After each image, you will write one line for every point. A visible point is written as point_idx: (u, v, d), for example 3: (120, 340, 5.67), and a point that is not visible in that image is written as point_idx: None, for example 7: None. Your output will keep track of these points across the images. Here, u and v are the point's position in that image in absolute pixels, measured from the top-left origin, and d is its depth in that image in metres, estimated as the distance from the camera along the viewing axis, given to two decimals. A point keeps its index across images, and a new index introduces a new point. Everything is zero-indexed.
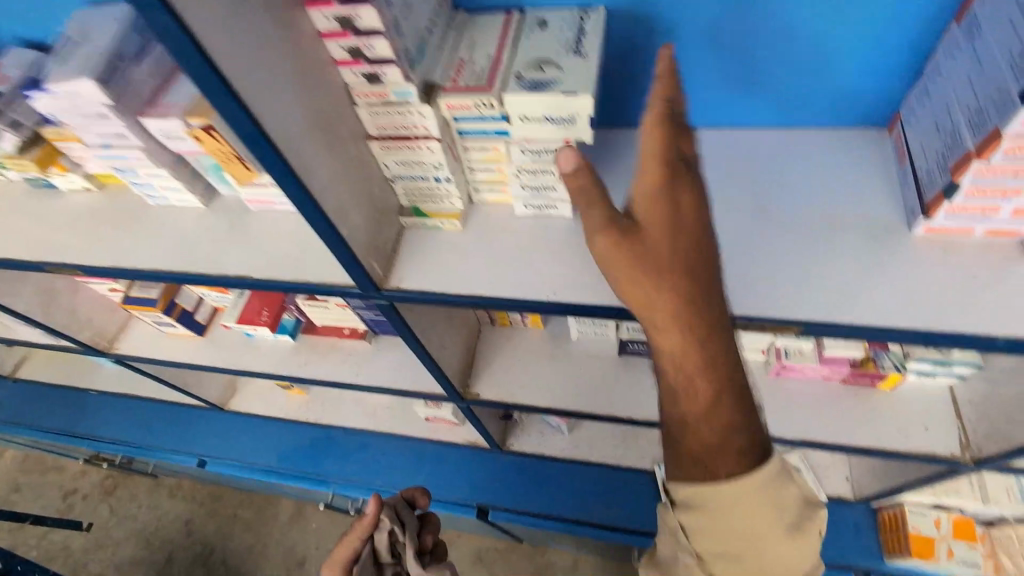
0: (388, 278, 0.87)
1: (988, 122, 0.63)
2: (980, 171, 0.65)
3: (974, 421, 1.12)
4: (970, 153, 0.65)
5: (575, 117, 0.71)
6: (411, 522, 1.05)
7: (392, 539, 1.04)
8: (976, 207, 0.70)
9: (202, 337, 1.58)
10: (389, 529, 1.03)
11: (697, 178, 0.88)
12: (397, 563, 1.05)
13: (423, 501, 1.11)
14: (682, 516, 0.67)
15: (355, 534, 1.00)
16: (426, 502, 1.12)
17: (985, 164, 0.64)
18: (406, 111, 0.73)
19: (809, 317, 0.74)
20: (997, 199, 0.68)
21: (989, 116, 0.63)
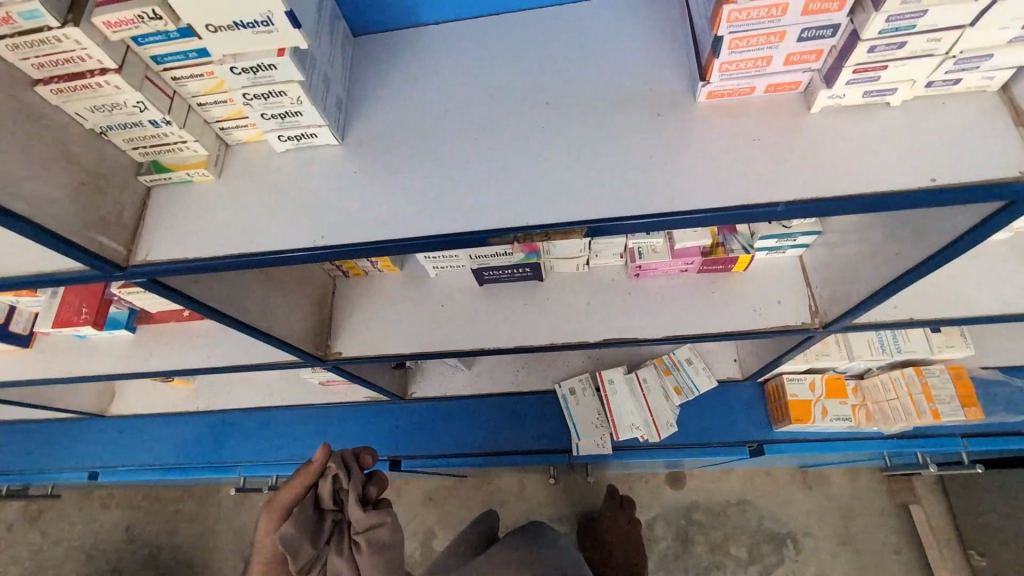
0: (134, 252, 0.74)
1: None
2: (734, 15, 0.57)
3: (819, 286, 1.12)
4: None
5: (273, 17, 0.58)
6: (359, 472, 0.81)
7: (335, 486, 0.80)
8: (748, 60, 0.63)
9: (30, 348, 1.39)
10: (332, 474, 0.80)
11: (475, 75, 0.76)
12: (342, 515, 0.81)
13: (371, 459, 0.84)
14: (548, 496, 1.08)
15: (298, 480, 0.84)
16: (374, 459, 0.85)
17: (736, 7, 0.56)
18: (54, 41, 0.57)
19: (594, 214, 0.66)
20: (763, 48, 0.61)
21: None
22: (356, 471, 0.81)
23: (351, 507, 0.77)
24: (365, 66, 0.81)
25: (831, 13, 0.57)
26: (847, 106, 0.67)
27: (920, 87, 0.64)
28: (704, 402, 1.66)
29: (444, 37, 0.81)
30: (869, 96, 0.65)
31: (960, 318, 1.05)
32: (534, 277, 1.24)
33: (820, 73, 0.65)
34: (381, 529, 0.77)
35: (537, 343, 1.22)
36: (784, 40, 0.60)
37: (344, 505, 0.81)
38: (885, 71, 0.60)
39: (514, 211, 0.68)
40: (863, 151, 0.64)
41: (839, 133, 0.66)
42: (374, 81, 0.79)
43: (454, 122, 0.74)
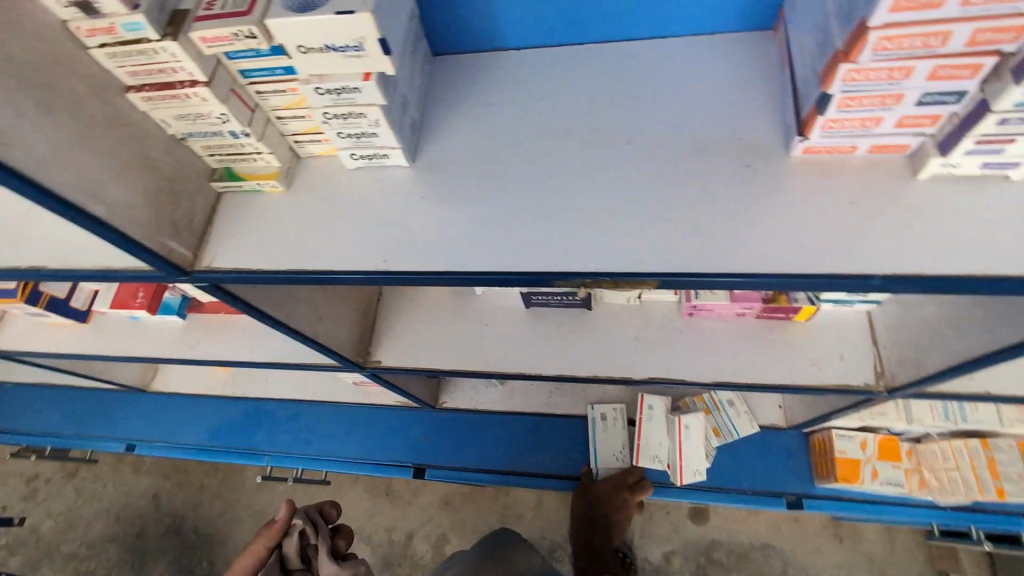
0: (200, 257, 0.74)
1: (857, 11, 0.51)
2: (851, 75, 0.53)
3: (888, 348, 1.07)
4: (839, 53, 0.53)
5: (364, 43, 0.57)
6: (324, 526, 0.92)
7: (302, 543, 0.90)
8: (855, 118, 0.58)
9: (87, 324, 1.44)
10: (299, 532, 0.90)
11: (554, 107, 0.74)
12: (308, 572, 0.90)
13: (334, 513, 0.97)
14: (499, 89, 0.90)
15: (259, 544, 0.89)
16: (338, 514, 0.96)
17: (855, 66, 0.52)
18: (151, 52, 0.57)
19: (669, 266, 0.63)
20: (876, 107, 0.57)
21: (858, 4, 0.51)
22: (321, 527, 0.92)
23: (323, 560, 0.86)
24: (442, 87, 0.80)
25: (958, 79, 0.52)
26: (957, 176, 0.62)
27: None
28: (743, 447, 1.59)
29: (523, 65, 0.79)
30: (986, 167, 0.60)
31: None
32: (583, 305, 1.21)
33: (932, 138, 0.60)
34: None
35: (580, 373, 1.19)
36: (900, 103, 0.56)
37: (310, 562, 0.90)
38: (1011, 145, 0.55)
39: (585, 254, 0.65)
40: (973, 227, 0.59)
41: (947, 204, 0.61)
42: (450, 104, 0.78)
43: (529, 154, 0.72)
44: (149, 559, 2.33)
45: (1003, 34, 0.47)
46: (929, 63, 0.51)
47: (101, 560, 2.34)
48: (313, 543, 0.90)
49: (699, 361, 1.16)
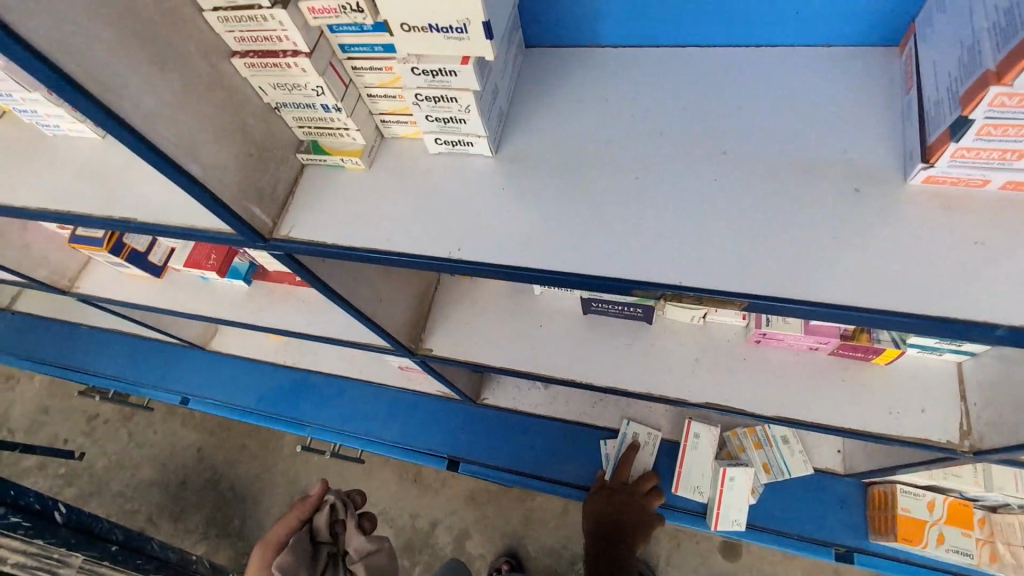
0: (279, 226, 0.75)
1: (1017, 28, 0.46)
2: (1000, 99, 0.48)
3: (978, 405, 0.97)
4: (986, 74, 0.47)
5: (468, 27, 0.56)
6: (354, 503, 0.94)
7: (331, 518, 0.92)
8: (995, 149, 0.52)
9: (161, 279, 1.51)
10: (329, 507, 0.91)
11: (647, 111, 0.71)
12: (334, 547, 0.91)
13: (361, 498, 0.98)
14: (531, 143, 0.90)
15: (291, 515, 0.91)
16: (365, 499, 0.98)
17: (1008, 90, 0.47)
18: (261, 19, 0.58)
19: (758, 288, 0.59)
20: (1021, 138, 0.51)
21: (1020, 20, 0.45)
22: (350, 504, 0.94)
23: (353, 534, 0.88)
24: (532, 80, 0.78)
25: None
26: None
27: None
28: (793, 488, 1.50)
29: (618, 64, 0.76)
30: None
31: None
32: (643, 318, 1.17)
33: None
34: (378, 552, 0.89)
35: (633, 388, 1.15)
36: None
37: (338, 537, 0.92)
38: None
39: (667, 266, 0.62)
40: None
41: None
42: (539, 98, 0.76)
43: (618, 156, 0.70)
44: (186, 510, 2.44)
45: None
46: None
47: (144, 503, 2.48)
48: (343, 520, 0.92)
49: (761, 392, 1.10)
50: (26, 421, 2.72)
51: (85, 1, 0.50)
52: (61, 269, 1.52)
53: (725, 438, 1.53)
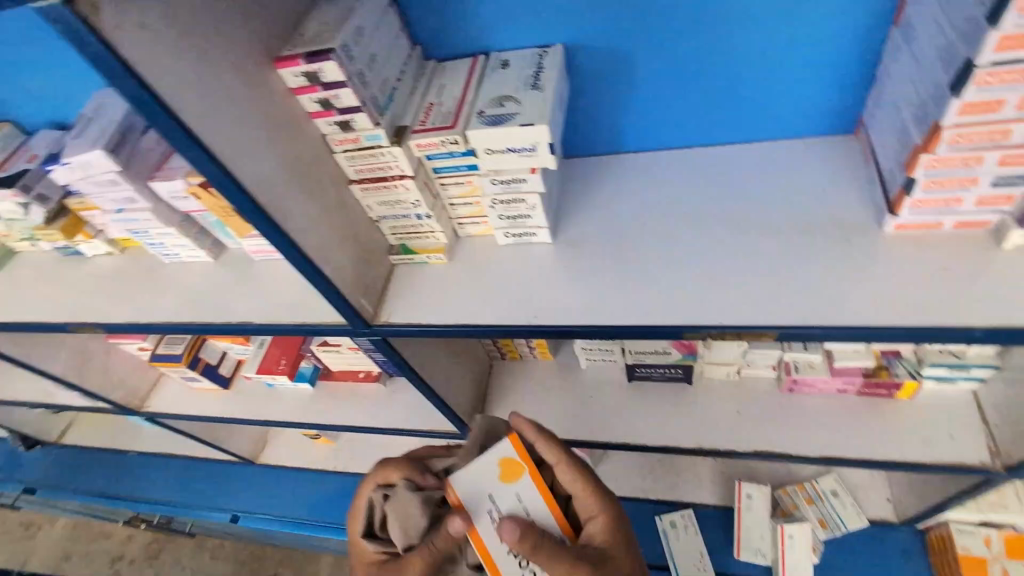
0: (378, 313, 0.90)
1: (929, 114, 0.65)
2: (931, 163, 0.66)
3: (999, 423, 1.08)
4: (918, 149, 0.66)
5: (537, 146, 0.75)
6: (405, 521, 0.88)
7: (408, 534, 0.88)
8: (939, 200, 0.70)
9: (228, 390, 1.62)
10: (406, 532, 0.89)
11: (668, 195, 0.91)
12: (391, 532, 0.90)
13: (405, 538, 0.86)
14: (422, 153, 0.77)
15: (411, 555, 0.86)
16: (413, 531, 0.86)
17: (934, 157, 0.65)
18: (380, 155, 0.77)
19: (789, 321, 0.73)
20: (957, 190, 0.68)
21: (930, 109, 0.65)
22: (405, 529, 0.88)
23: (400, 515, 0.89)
24: (571, 181, 0.98)
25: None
26: None
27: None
28: (854, 542, 1.52)
29: (638, 164, 0.97)
30: None
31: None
32: (684, 379, 1.30)
33: (1010, 215, 0.70)
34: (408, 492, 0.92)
35: (684, 445, 1.25)
36: (977, 185, 0.67)
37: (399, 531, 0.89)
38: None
39: (710, 311, 0.76)
40: None
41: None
42: (581, 196, 0.95)
43: (653, 233, 0.87)
44: None
45: None
46: (997, 153, 0.63)
47: None
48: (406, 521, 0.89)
49: (802, 436, 1.20)
50: (49, 567, 2.59)
51: (271, 151, 0.68)
52: (133, 390, 1.63)
53: (777, 496, 1.57)
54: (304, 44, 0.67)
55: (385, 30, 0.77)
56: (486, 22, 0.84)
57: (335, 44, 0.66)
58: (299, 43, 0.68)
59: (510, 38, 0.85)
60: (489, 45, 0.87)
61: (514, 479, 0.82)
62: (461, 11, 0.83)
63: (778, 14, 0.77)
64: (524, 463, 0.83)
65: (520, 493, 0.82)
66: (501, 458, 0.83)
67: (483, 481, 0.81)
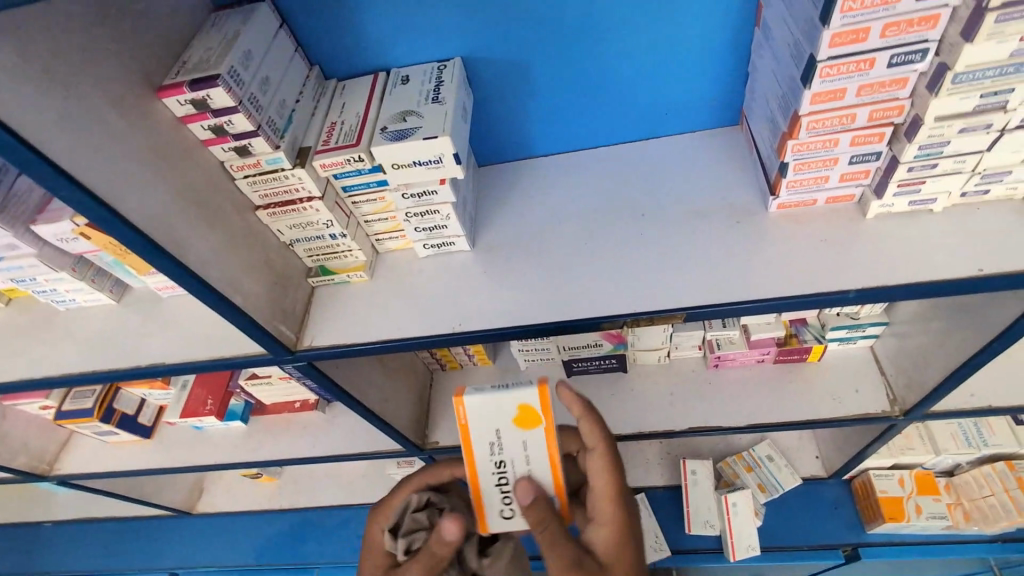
0: (301, 339, 0.88)
1: (791, 104, 0.72)
2: (797, 147, 0.73)
3: (893, 373, 1.20)
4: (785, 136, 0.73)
5: (443, 158, 0.76)
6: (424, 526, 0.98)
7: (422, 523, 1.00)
8: (809, 178, 0.78)
9: (150, 439, 1.51)
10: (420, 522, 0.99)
11: (578, 194, 0.95)
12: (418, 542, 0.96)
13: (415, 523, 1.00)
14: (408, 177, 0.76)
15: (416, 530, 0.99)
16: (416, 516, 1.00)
17: (798, 141, 0.72)
18: (283, 177, 0.75)
19: (695, 302, 0.78)
20: (823, 168, 0.76)
21: (790, 99, 0.72)
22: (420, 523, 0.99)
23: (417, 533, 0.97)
24: (486, 188, 1.00)
25: (874, 144, 0.73)
26: (895, 212, 0.80)
27: (956, 197, 0.77)
28: (790, 501, 1.64)
29: (548, 166, 1.01)
30: (914, 204, 0.79)
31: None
32: (619, 368, 1.35)
33: (869, 188, 0.80)
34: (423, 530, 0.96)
35: (625, 431, 1.30)
36: (838, 163, 0.76)
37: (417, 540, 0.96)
38: (924, 185, 0.75)
39: (624, 301, 0.80)
40: (920, 246, 0.77)
41: (897, 235, 0.79)
42: (496, 202, 0.97)
43: (568, 232, 0.90)
44: None
45: (890, 111, 0.69)
46: (849, 135, 0.71)
47: None
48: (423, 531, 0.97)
49: (731, 408, 1.28)
50: None
51: (162, 184, 0.65)
52: (39, 454, 1.49)
53: (720, 469, 1.64)
54: (187, 71, 0.65)
55: (276, 52, 0.76)
56: (382, 38, 0.84)
57: (220, 69, 0.65)
58: (181, 70, 0.66)
59: (408, 53, 0.86)
60: (388, 61, 0.87)
61: (529, 428, 0.79)
62: (355, 28, 0.83)
63: (656, 19, 0.83)
64: (546, 421, 0.79)
65: (526, 440, 0.80)
66: (522, 405, 0.78)
67: (500, 415, 0.79)
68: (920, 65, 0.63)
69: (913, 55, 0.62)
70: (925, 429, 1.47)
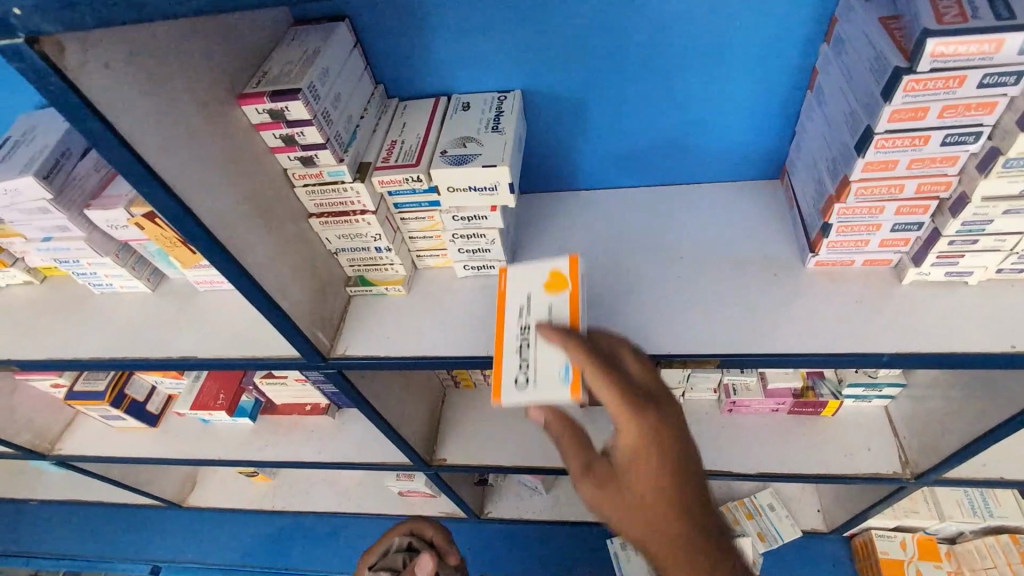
0: (335, 347, 0.89)
1: (840, 169, 0.74)
2: (843, 210, 0.75)
3: (907, 436, 1.21)
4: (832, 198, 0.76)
5: (498, 186, 0.78)
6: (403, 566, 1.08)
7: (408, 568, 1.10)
8: (850, 240, 0.80)
9: (155, 428, 1.51)
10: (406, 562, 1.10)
11: (618, 231, 0.97)
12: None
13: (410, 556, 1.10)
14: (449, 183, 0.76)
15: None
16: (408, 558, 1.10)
17: (845, 205, 0.75)
18: (341, 189, 0.77)
19: (729, 350, 0.80)
20: (865, 233, 0.78)
21: (840, 164, 0.74)
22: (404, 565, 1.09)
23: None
24: (528, 215, 1.02)
25: (918, 215, 0.75)
26: (930, 281, 0.82)
27: (992, 272, 0.79)
28: (789, 553, 1.63)
29: (589, 201, 1.03)
30: (950, 275, 0.80)
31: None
32: None
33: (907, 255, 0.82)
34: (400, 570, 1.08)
35: None
36: (880, 229, 0.78)
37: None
38: (964, 258, 0.77)
39: (659, 340, 0.82)
40: (953, 316, 0.79)
41: (931, 304, 0.80)
42: (537, 229, 0.99)
43: (607, 267, 0.92)
44: None
45: (938, 185, 0.71)
46: (895, 204, 0.74)
47: None
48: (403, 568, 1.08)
49: (742, 455, 1.28)
50: None
51: (231, 185, 0.67)
52: (42, 432, 1.48)
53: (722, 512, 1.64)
54: (268, 82, 0.68)
55: (349, 69, 0.79)
56: (449, 65, 0.87)
57: (301, 83, 0.67)
58: (262, 81, 0.69)
59: (471, 81, 0.89)
60: (450, 86, 0.90)
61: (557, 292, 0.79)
62: (425, 53, 0.86)
63: (713, 73, 0.86)
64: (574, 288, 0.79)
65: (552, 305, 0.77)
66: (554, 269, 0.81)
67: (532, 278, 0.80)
68: (972, 147, 0.66)
69: (966, 137, 0.65)
70: (930, 494, 1.47)
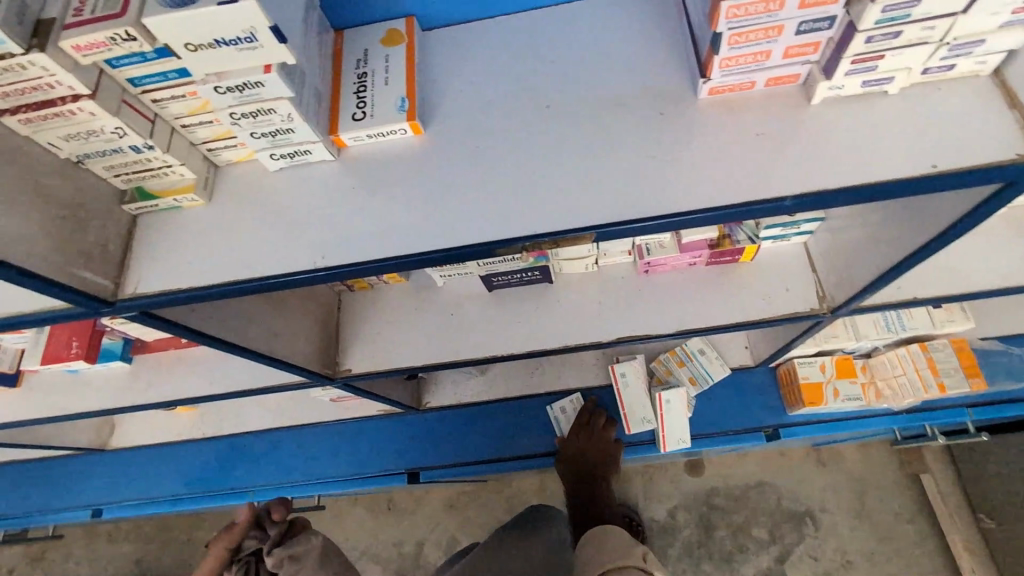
0: (122, 285, 0.69)
1: None
2: (732, 11, 0.56)
3: (825, 269, 1.14)
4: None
5: (257, 34, 0.54)
6: None
7: None
8: (748, 54, 0.61)
9: (19, 386, 1.34)
10: None
11: (469, 82, 0.75)
12: None
13: None
14: (183, 28, 0.52)
15: None
16: None
17: (734, 2, 0.55)
18: (18, 67, 0.52)
19: (604, 220, 0.64)
20: (764, 40, 0.60)
21: None
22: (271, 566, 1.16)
23: None
24: None
25: (828, 5, 0.56)
26: (845, 96, 0.66)
27: (916, 74, 0.63)
28: (721, 389, 1.71)
29: (434, 46, 0.79)
30: (867, 85, 0.64)
31: (961, 294, 1.10)
32: (544, 279, 1.24)
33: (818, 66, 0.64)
34: None
35: (549, 347, 1.22)
36: (782, 34, 0.59)
37: None
38: (883, 60, 0.60)
39: (520, 220, 0.66)
40: (869, 138, 0.64)
41: (844, 126, 0.65)
42: None
43: (457, 133, 0.72)
44: None
45: None
46: None
47: None
48: None
49: (661, 315, 1.21)
50: None
51: None
52: None
53: (652, 367, 1.67)
54: None
55: None
56: None
57: None
58: None
59: None
60: None
61: None
62: None
63: None
64: None
65: None
66: None
67: None
68: None
69: None
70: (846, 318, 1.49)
